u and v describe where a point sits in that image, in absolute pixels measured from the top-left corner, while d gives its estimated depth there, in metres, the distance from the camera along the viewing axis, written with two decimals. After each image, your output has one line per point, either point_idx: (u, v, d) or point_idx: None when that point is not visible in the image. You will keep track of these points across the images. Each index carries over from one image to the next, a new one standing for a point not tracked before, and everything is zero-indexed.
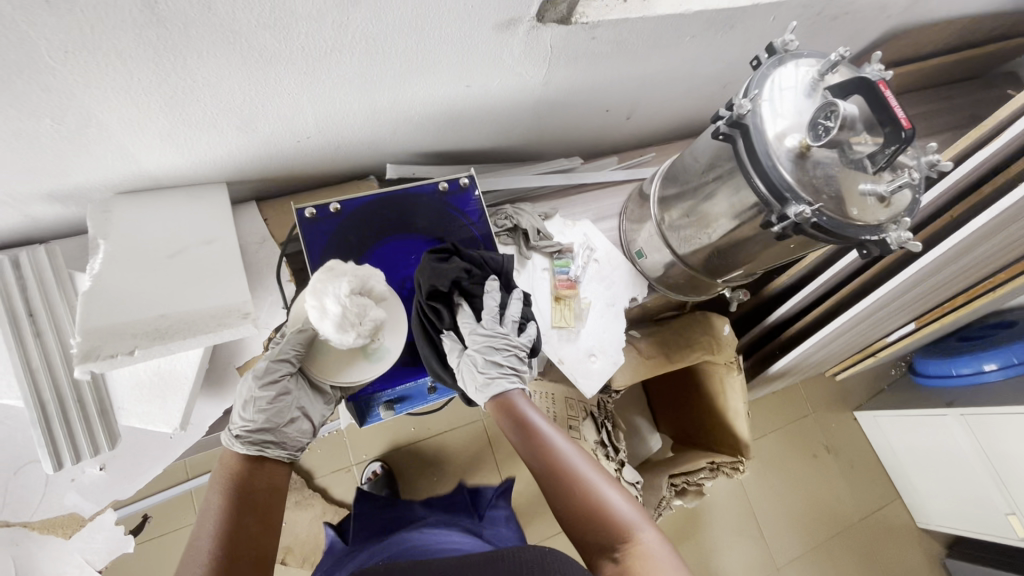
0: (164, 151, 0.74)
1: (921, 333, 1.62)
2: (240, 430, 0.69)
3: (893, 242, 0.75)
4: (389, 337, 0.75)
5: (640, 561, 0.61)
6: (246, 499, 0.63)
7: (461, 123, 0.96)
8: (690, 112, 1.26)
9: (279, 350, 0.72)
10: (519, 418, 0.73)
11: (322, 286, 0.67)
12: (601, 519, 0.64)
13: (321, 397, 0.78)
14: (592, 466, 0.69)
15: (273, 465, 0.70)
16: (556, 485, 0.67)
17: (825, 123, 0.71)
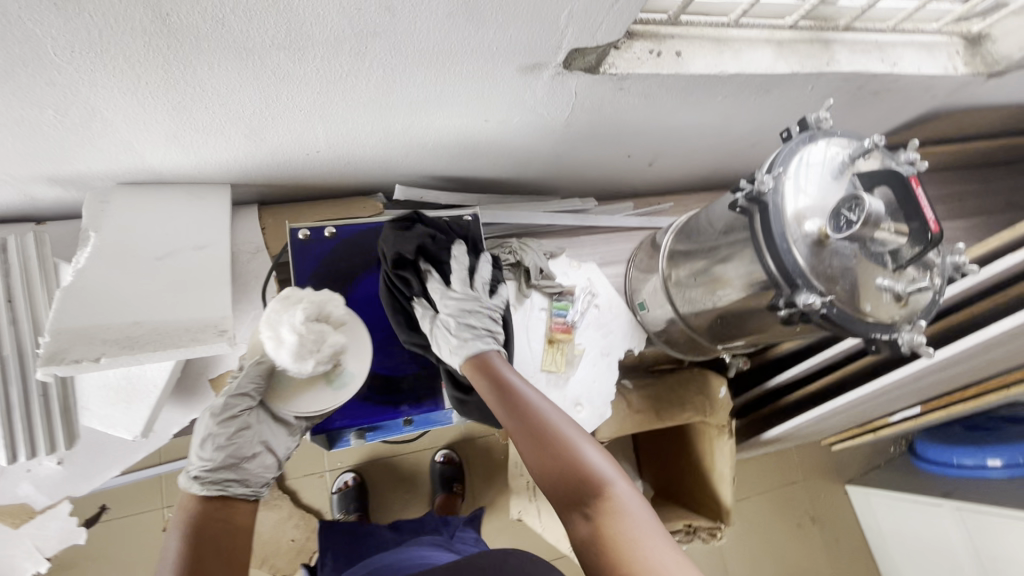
0: (169, 152, 0.73)
1: (925, 418, 1.56)
2: (199, 470, 0.65)
3: (905, 344, 0.72)
4: (352, 361, 0.72)
5: (615, 523, 0.56)
6: (207, 543, 0.59)
7: (477, 153, 0.94)
8: (715, 166, 1.23)
9: (237, 384, 0.69)
10: (492, 373, 0.69)
11: (277, 315, 0.66)
12: (575, 478, 0.60)
13: (286, 429, 0.74)
14: (570, 422, 0.64)
15: (238, 504, 0.66)
16: (527, 443, 0.63)
17: (848, 214, 0.68)
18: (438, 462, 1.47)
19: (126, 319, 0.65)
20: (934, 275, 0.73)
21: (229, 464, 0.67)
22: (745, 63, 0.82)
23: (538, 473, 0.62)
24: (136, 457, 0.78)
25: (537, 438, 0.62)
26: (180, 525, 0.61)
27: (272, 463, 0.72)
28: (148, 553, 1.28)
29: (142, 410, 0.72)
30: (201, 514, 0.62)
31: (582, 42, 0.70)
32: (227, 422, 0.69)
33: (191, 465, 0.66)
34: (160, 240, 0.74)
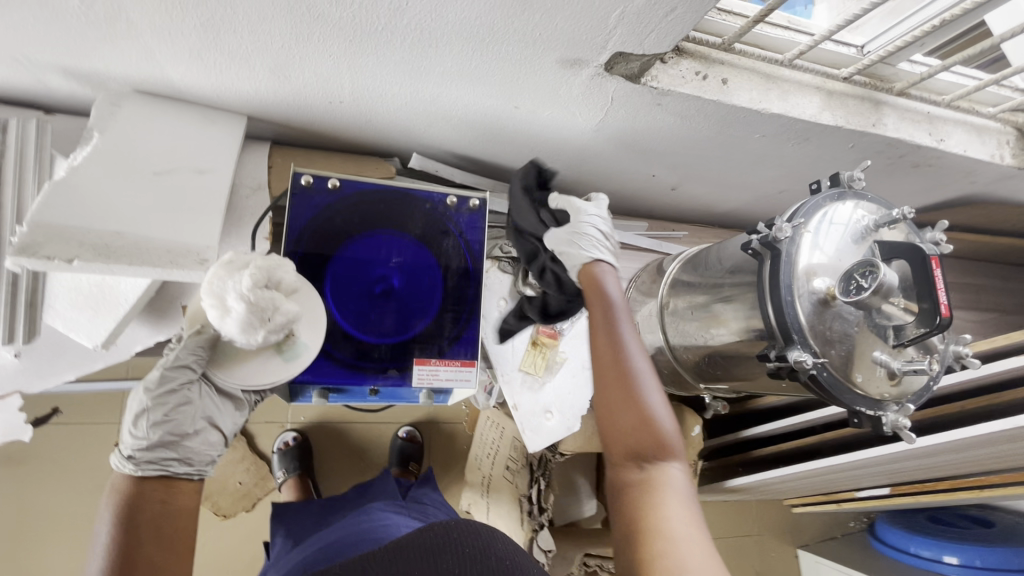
0: (191, 69, 0.71)
1: (891, 500, 1.54)
2: (133, 449, 0.67)
3: (887, 423, 0.70)
4: (305, 331, 0.69)
5: (658, 476, 0.70)
6: (143, 526, 0.62)
7: (501, 139, 0.92)
8: (738, 205, 1.21)
9: (176, 358, 0.69)
10: (600, 311, 0.79)
11: (220, 281, 0.61)
12: (645, 429, 0.72)
13: (232, 402, 0.75)
14: (656, 384, 0.76)
15: (179, 482, 0.69)
16: (614, 386, 0.76)
17: (860, 280, 0.66)
18: (400, 438, 1.46)
19: (108, 228, 0.63)
20: (933, 360, 0.71)
21: (167, 442, 0.68)
22: (789, 106, 0.80)
23: (611, 412, 0.75)
24: (95, 363, 0.77)
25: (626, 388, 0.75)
26: (118, 503, 0.64)
27: (216, 438, 0.73)
28: (94, 464, 1.27)
29: (108, 321, 0.70)
30: (140, 495, 0.65)
31: (628, 48, 0.67)
32: (164, 398, 0.69)
33: (126, 445, 0.67)
34: (165, 156, 0.72)
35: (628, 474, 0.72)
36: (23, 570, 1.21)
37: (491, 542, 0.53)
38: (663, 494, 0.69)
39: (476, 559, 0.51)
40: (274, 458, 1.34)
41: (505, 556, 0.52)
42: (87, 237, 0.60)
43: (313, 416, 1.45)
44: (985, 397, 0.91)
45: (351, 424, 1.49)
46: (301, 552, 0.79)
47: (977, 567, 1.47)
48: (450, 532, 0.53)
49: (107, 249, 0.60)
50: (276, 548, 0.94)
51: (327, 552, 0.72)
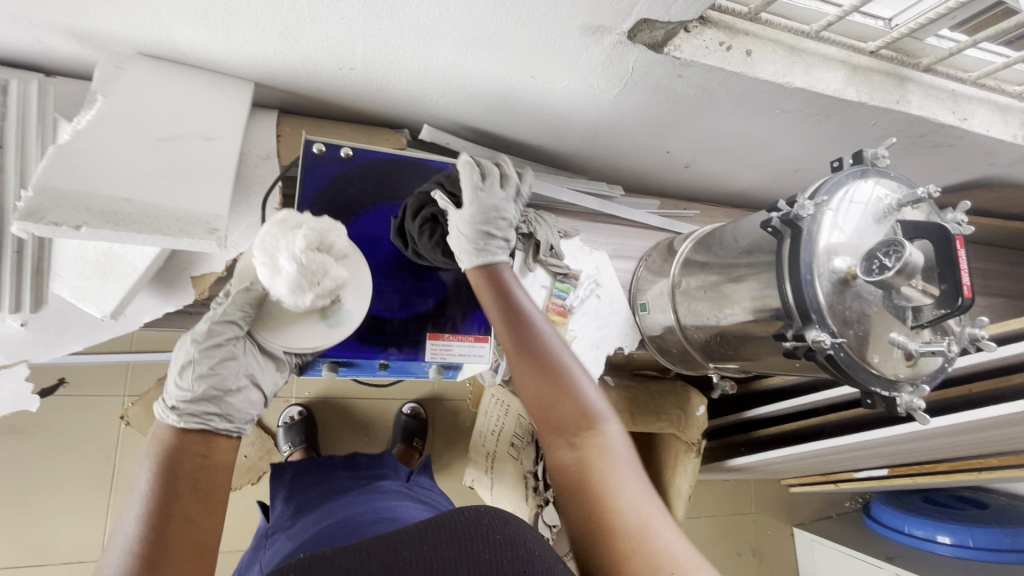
0: (197, 31, 0.69)
1: (889, 481, 1.56)
2: (177, 400, 0.64)
3: (902, 404, 0.70)
4: (350, 298, 0.70)
5: (598, 453, 0.63)
6: (183, 480, 0.56)
7: (515, 111, 0.90)
8: (751, 184, 1.19)
9: (224, 312, 0.67)
10: (504, 295, 0.73)
11: (273, 239, 0.62)
12: (568, 407, 0.66)
13: (272, 363, 0.74)
14: (571, 357, 0.71)
15: (219, 439, 0.64)
16: (536, 371, 0.68)
17: (883, 259, 0.65)
18: (404, 414, 1.47)
19: (116, 194, 0.61)
20: (950, 342, 0.70)
21: (210, 396, 0.65)
22: (813, 80, 0.77)
23: (534, 398, 0.68)
24: (103, 335, 0.77)
25: (543, 368, 0.68)
26: (157, 455, 0.59)
27: (256, 398, 0.70)
28: (101, 436, 1.27)
29: (116, 291, 0.69)
30: (180, 446, 0.60)
31: (653, 14, 0.65)
32: (210, 351, 0.67)
33: (169, 396, 0.64)
34: (172, 122, 0.70)
35: (567, 459, 0.63)
36: (32, 539, 1.22)
37: (521, 531, 0.51)
38: (616, 472, 0.61)
39: (507, 548, 0.48)
40: (280, 433, 1.35)
41: (534, 546, 0.50)
42: (94, 203, 0.59)
43: (318, 391, 1.45)
44: (995, 380, 0.90)
45: (355, 400, 1.49)
46: (305, 530, 0.77)
47: (970, 546, 1.51)
48: (481, 517, 0.50)
49: (115, 216, 0.59)
50: (277, 512, 0.93)
51: (333, 530, 0.71)
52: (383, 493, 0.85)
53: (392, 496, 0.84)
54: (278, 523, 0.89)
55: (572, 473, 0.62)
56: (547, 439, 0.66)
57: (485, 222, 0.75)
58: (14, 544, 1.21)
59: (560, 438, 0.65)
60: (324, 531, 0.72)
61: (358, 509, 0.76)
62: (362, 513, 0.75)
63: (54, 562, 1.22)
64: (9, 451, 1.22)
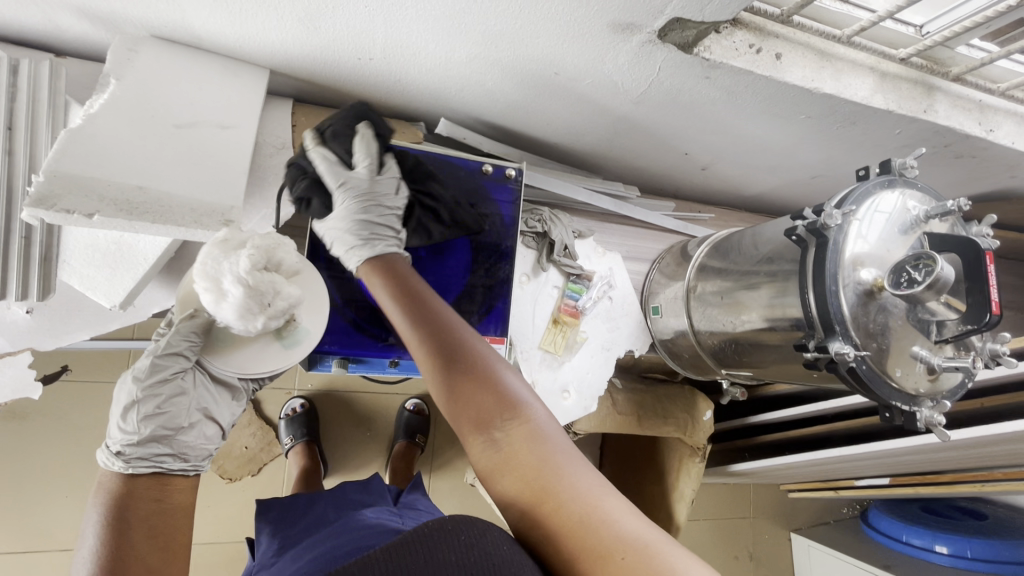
0: (214, 15, 0.67)
1: (891, 490, 1.56)
2: (122, 445, 0.65)
3: (921, 419, 0.69)
4: (306, 317, 0.67)
5: (526, 443, 0.59)
6: (136, 525, 0.58)
7: (535, 108, 0.88)
8: (766, 188, 1.17)
9: (168, 345, 0.67)
10: (394, 288, 0.67)
11: (215, 263, 0.58)
12: (487, 401, 0.61)
13: (228, 392, 0.74)
14: (487, 348, 0.65)
15: (174, 478, 0.66)
16: (442, 364, 0.63)
17: (911, 272, 0.64)
18: (408, 410, 1.46)
19: (128, 181, 0.59)
20: (973, 358, 0.69)
21: (159, 437, 0.66)
22: (842, 86, 0.76)
23: (445, 395, 0.63)
24: (109, 325, 0.77)
25: (455, 364, 0.63)
26: (104, 506, 0.60)
27: (211, 431, 0.72)
28: (99, 424, 1.25)
29: (126, 280, 0.69)
30: (131, 493, 0.62)
31: (687, 14, 0.63)
32: (155, 388, 0.67)
33: (114, 440, 0.66)
34: (185, 108, 0.68)
35: (495, 456, 0.59)
36: (28, 525, 1.21)
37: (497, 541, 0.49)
38: (554, 468, 0.57)
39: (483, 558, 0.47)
40: (282, 425, 1.33)
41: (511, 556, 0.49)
42: (110, 190, 0.58)
43: (322, 383, 1.44)
44: (1009, 395, 0.90)
45: (358, 393, 1.48)
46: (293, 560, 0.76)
47: (968, 557, 1.51)
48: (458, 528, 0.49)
49: (130, 204, 0.58)
50: (262, 547, 0.91)
51: (320, 559, 0.69)
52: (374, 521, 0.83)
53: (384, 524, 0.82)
54: (262, 559, 0.87)
55: (501, 471, 0.58)
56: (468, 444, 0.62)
57: (364, 206, 0.71)
58: (9, 531, 1.19)
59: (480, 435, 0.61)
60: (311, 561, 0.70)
61: (347, 538, 0.75)
62: (351, 542, 0.73)
63: (50, 549, 1.21)
64: (5, 436, 1.20)
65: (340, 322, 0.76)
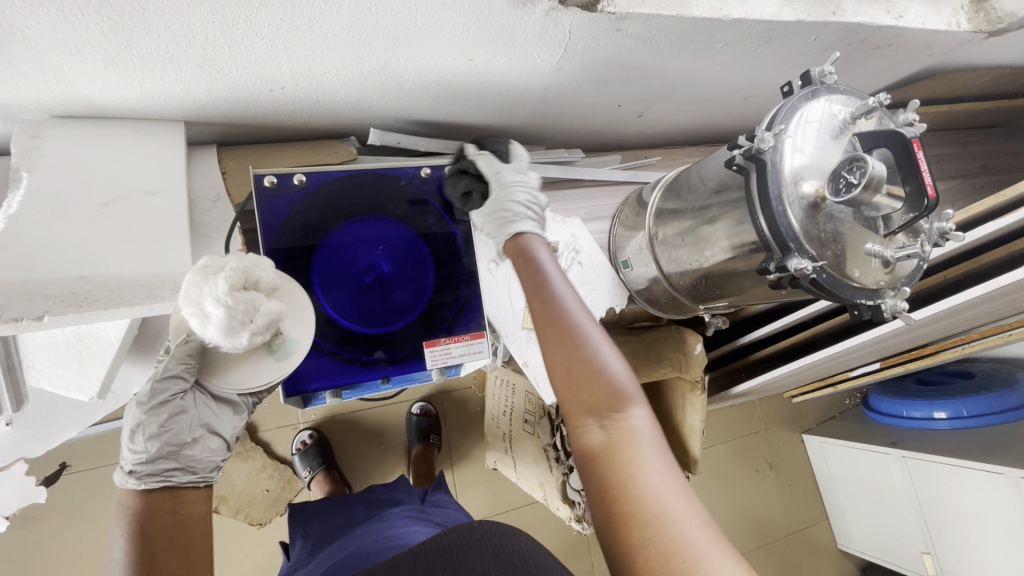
0: (109, 81, 0.64)
1: (884, 373, 1.63)
2: (132, 464, 0.64)
3: (887, 309, 0.72)
4: (293, 328, 0.66)
5: (626, 435, 0.59)
6: (157, 537, 0.60)
7: (459, 97, 0.87)
8: (705, 119, 1.19)
9: (165, 368, 0.64)
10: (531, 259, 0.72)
11: (195, 288, 0.58)
12: (593, 380, 0.62)
13: (229, 407, 0.72)
14: (594, 324, 0.67)
15: (186, 491, 0.66)
16: (561, 340, 0.64)
17: (848, 177, 0.66)
18: (415, 415, 1.47)
19: (71, 274, 0.61)
20: (923, 242, 0.72)
21: (166, 453, 0.65)
22: (750, 8, 0.76)
23: (557, 367, 0.64)
24: (92, 416, 0.79)
25: (563, 333, 0.65)
26: (127, 522, 0.61)
27: (216, 444, 0.69)
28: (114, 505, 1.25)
29: (97, 370, 0.70)
30: (147, 509, 0.62)
31: None
32: (157, 409, 0.65)
33: (124, 460, 0.64)
34: (108, 183, 0.67)
35: (597, 441, 0.60)
36: None
37: (512, 542, 0.57)
38: (640, 457, 0.58)
39: (498, 558, 0.54)
40: (296, 458, 1.34)
41: (525, 552, 0.56)
42: (51, 288, 0.57)
43: (325, 411, 1.45)
44: (967, 263, 0.94)
45: (362, 411, 1.49)
46: (319, 565, 0.80)
47: (965, 416, 1.59)
48: (473, 533, 0.57)
49: (76, 297, 0.57)
50: (297, 549, 0.94)
51: (345, 563, 0.74)
52: (396, 519, 0.87)
53: (401, 521, 0.87)
54: (299, 560, 0.90)
55: (598, 452, 0.59)
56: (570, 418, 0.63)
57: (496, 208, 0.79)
58: None
59: (582, 423, 0.61)
60: (335, 567, 0.75)
61: (366, 542, 0.78)
62: (370, 545, 0.77)
63: None
64: (24, 541, 1.20)
65: (317, 358, 0.74)
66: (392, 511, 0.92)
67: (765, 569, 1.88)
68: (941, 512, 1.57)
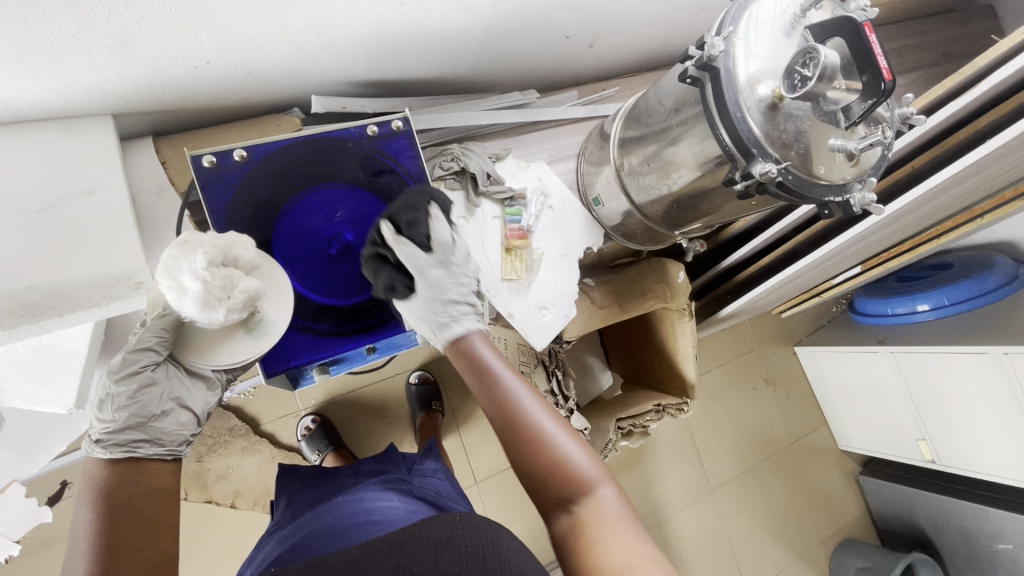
0: (20, 79, 0.60)
1: (866, 275, 1.65)
2: (101, 433, 0.67)
3: (856, 203, 0.72)
4: (271, 308, 0.66)
5: (593, 519, 0.67)
6: (123, 507, 0.62)
7: (398, 49, 0.83)
8: (658, 40, 1.15)
9: (138, 339, 0.67)
10: (479, 362, 0.73)
11: (174, 261, 0.58)
12: (556, 476, 0.68)
13: (202, 382, 0.74)
14: (552, 420, 0.71)
15: (151, 463, 0.68)
16: (524, 450, 0.69)
17: (802, 71, 0.64)
18: (414, 384, 1.49)
19: (18, 285, 0.59)
20: (884, 129, 0.71)
21: (134, 424, 0.67)
22: None
23: (522, 472, 0.70)
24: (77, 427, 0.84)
25: (520, 440, 0.69)
26: (91, 491, 0.63)
27: (187, 418, 0.71)
28: None
29: (69, 379, 0.71)
30: (115, 479, 0.64)
31: None
32: (128, 380, 0.67)
33: (94, 429, 0.67)
34: (42, 186, 0.64)
35: (566, 530, 0.68)
36: None
37: (496, 542, 0.61)
38: (608, 537, 0.65)
39: (474, 558, 0.58)
40: (303, 444, 1.35)
41: (507, 554, 0.60)
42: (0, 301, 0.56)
43: (324, 395, 1.45)
44: (933, 149, 0.94)
45: (361, 389, 1.49)
46: (288, 538, 0.82)
47: (948, 305, 1.63)
48: (457, 527, 0.62)
49: (26, 308, 0.56)
50: (280, 513, 0.99)
51: (313, 538, 0.77)
52: (373, 492, 0.90)
53: (378, 493, 0.89)
54: (279, 523, 0.95)
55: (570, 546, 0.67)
56: (543, 513, 0.71)
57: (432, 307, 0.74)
58: None
59: (551, 516, 0.70)
60: (302, 540, 0.77)
61: (338, 516, 0.81)
62: (339, 519, 0.80)
63: None
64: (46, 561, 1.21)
65: (296, 336, 0.73)
66: (367, 484, 0.94)
67: (770, 481, 1.96)
68: (931, 399, 1.63)
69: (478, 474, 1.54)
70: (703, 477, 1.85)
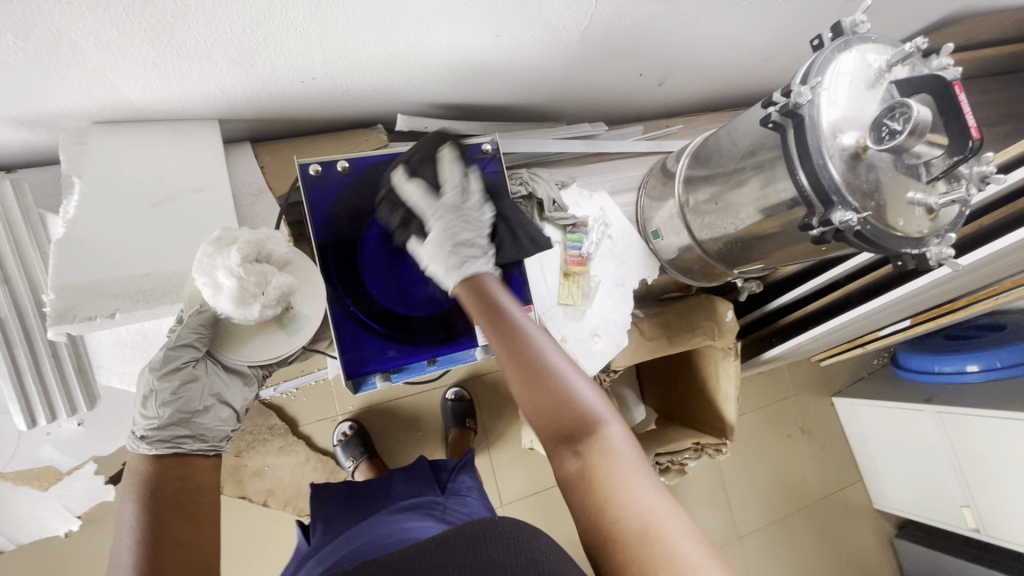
0: (149, 83, 0.65)
1: (915, 330, 1.60)
2: (145, 430, 0.66)
3: (933, 257, 0.72)
4: (304, 304, 0.69)
5: (601, 458, 0.61)
6: (166, 502, 0.62)
7: (483, 77, 0.87)
8: (726, 83, 1.18)
9: (177, 336, 0.67)
10: (492, 304, 0.67)
11: (209, 258, 0.61)
12: (564, 409, 0.62)
13: (240, 378, 0.74)
14: (561, 357, 0.66)
15: (195, 458, 0.68)
16: (531, 384, 0.63)
17: (890, 124, 0.65)
18: (449, 400, 1.50)
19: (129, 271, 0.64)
20: (966, 187, 0.71)
21: (178, 419, 0.67)
22: None
23: (526, 410, 0.64)
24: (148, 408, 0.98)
25: (528, 372, 0.64)
26: (136, 487, 0.63)
27: (227, 414, 0.72)
28: None
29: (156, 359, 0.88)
30: (157, 475, 0.64)
31: None
32: (169, 376, 0.67)
33: (137, 425, 0.67)
34: (155, 182, 0.70)
35: (572, 470, 0.61)
36: None
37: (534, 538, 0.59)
38: (619, 478, 0.59)
39: (519, 550, 0.57)
40: (339, 449, 1.37)
41: (546, 550, 0.58)
42: (118, 287, 0.66)
43: (362, 403, 1.47)
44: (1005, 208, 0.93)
45: (398, 400, 1.51)
46: (328, 556, 0.83)
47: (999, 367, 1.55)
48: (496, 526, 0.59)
49: (142, 293, 0.67)
50: (316, 538, 0.97)
51: (355, 554, 0.77)
52: (402, 516, 0.89)
53: (412, 516, 0.89)
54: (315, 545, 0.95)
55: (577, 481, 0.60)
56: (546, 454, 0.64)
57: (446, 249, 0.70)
58: None
59: (556, 449, 0.63)
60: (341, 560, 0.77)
61: (378, 533, 0.82)
62: (379, 536, 0.81)
63: None
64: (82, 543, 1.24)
65: (375, 341, 0.76)
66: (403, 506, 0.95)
67: (801, 535, 1.89)
68: (979, 465, 1.56)
69: (505, 498, 1.53)
70: (731, 525, 1.80)
